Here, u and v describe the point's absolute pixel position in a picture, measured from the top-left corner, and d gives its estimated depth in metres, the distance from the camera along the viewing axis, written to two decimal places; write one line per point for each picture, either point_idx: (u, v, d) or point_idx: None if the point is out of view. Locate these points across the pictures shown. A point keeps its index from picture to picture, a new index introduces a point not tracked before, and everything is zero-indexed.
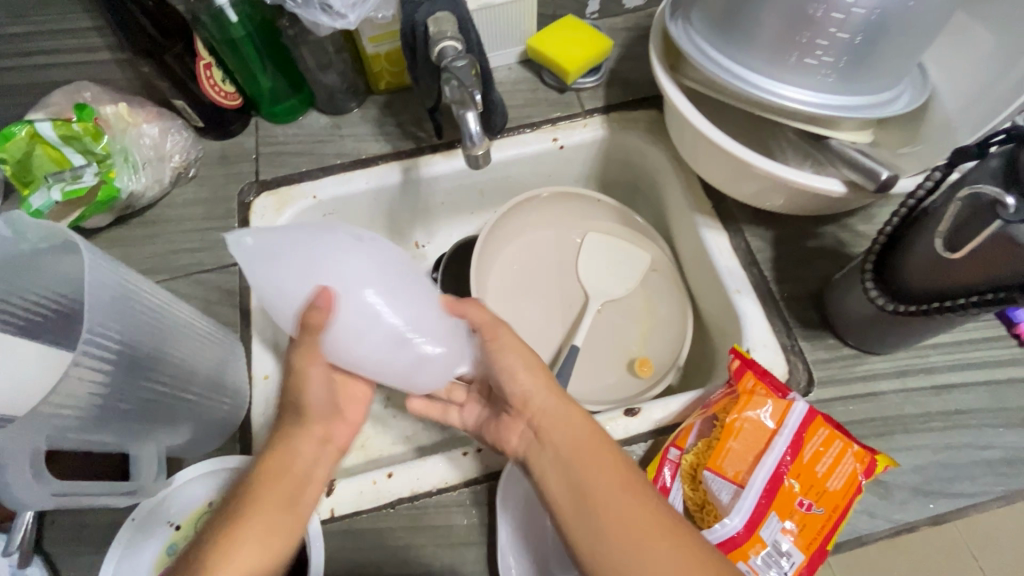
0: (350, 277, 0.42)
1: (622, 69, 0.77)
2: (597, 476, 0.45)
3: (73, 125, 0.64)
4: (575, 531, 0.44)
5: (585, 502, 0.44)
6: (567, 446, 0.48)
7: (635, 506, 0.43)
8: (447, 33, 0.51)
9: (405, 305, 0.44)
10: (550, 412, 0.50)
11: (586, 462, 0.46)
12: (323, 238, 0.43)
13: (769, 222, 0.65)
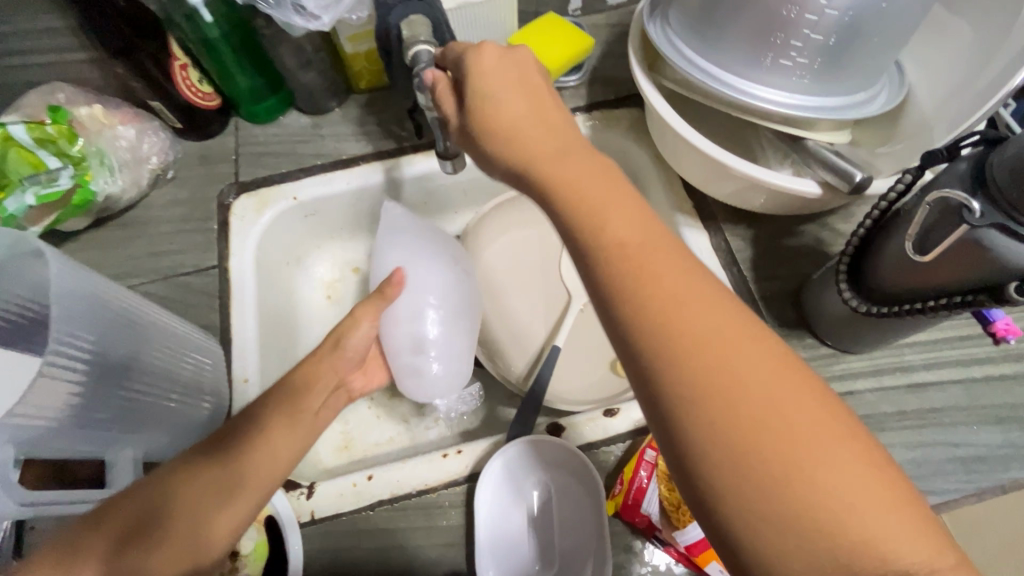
0: (422, 285, 0.64)
1: (604, 67, 0.76)
2: (717, 346, 0.30)
3: (47, 127, 0.63)
4: (678, 412, 0.29)
5: (701, 374, 0.29)
6: (665, 298, 0.31)
7: (772, 390, 0.29)
8: (420, 37, 0.51)
9: (451, 328, 0.64)
10: (635, 244, 0.33)
11: (706, 320, 0.30)
12: (426, 250, 0.67)
13: (749, 221, 0.66)
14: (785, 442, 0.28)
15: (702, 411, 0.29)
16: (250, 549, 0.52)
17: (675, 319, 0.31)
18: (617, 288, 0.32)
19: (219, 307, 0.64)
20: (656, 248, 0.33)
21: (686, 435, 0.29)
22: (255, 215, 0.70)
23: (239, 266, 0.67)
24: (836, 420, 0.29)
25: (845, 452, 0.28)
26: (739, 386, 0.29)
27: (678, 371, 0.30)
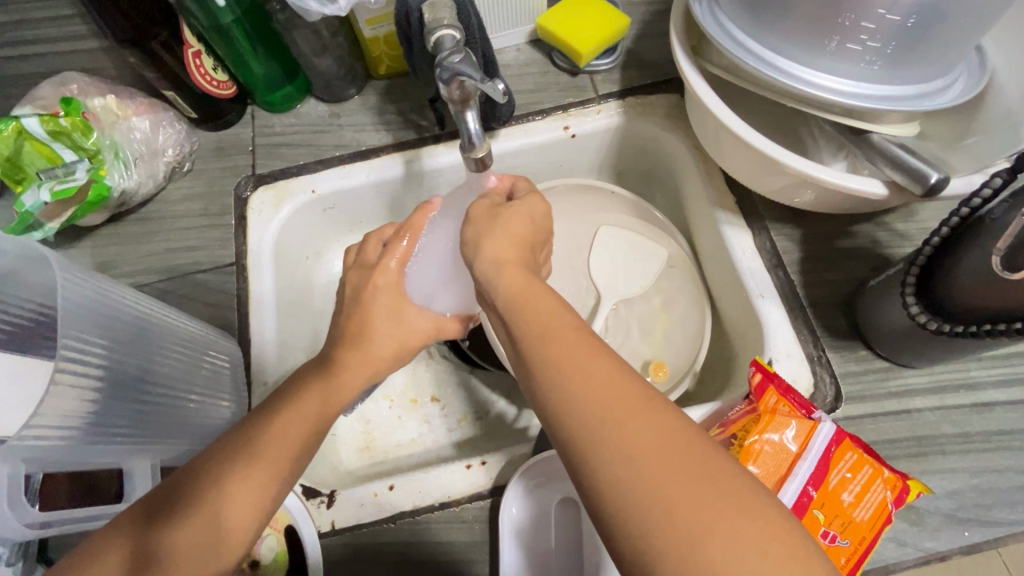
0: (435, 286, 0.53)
1: (640, 49, 0.71)
2: (632, 425, 0.31)
3: (60, 120, 0.61)
4: (599, 484, 0.31)
5: (616, 451, 0.31)
6: (594, 390, 0.33)
7: (684, 472, 0.29)
8: (444, 21, 0.46)
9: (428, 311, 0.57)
10: (564, 336, 0.36)
11: (613, 389, 0.33)
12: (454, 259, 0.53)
13: (797, 219, 0.61)
14: (697, 515, 0.28)
15: (619, 483, 0.30)
16: (270, 558, 0.51)
17: (594, 400, 0.32)
18: (546, 376, 0.35)
19: (236, 306, 0.62)
20: (585, 339, 0.36)
21: (608, 506, 0.30)
22: (272, 210, 0.67)
23: (257, 264, 0.64)
24: (749, 494, 0.29)
25: (757, 525, 0.28)
26: (650, 464, 0.30)
27: (607, 456, 0.31)
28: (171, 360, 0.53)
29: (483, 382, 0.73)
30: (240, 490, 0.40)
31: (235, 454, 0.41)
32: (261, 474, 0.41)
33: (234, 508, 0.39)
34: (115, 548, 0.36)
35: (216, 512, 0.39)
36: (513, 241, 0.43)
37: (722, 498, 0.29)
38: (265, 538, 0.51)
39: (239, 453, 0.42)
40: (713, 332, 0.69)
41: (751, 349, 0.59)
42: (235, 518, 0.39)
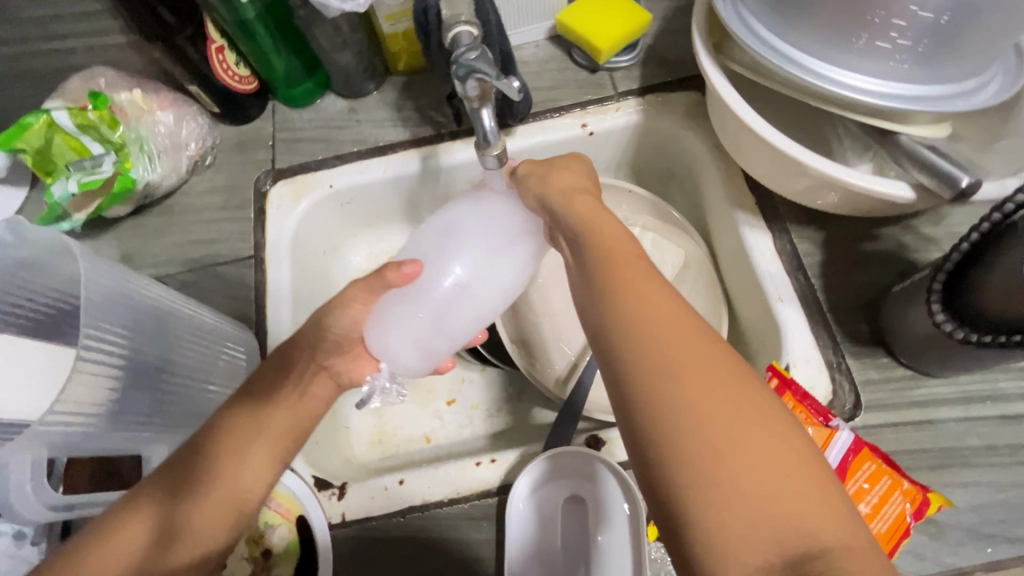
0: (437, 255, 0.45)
1: (661, 45, 0.70)
2: (686, 347, 0.32)
3: (88, 114, 0.62)
4: (640, 394, 0.31)
5: (663, 366, 0.31)
6: (647, 307, 0.34)
7: (724, 393, 0.30)
8: (462, 17, 0.46)
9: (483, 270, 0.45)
10: (630, 266, 0.37)
11: (664, 308, 0.34)
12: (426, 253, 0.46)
13: (820, 222, 0.59)
14: (738, 433, 0.29)
15: (661, 395, 0.30)
16: (282, 547, 0.52)
17: (650, 318, 0.33)
18: (605, 294, 0.36)
19: (254, 298, 0.63)
20: (646, 270, 0.37)
21: (644, 415, 0.31)
22: (291, 204, 0.68)
23: (275, 257, 0.65)
24: (788, 432, 0.30)
25: (792, 458, 0.29)
26: (697, 384, 0.30)
27: (649, 365, 0.32)
28: (189, 343, 0.54)
29: (495, 379, 0.73)
30: (252, 467, 0.42)
31: (240, 424, 0.43)
32: (276, 450, 0.43)
33: (248, 486, 0.42)
34: (140, 519, 0.38)
35: (234, 499, 0.41)
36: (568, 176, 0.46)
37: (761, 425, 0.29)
38: (277, 526, 0.52)
39: (247, 426, 0.43)
40: (730, 335, 0.68)
41: (769, 354, 0.57)
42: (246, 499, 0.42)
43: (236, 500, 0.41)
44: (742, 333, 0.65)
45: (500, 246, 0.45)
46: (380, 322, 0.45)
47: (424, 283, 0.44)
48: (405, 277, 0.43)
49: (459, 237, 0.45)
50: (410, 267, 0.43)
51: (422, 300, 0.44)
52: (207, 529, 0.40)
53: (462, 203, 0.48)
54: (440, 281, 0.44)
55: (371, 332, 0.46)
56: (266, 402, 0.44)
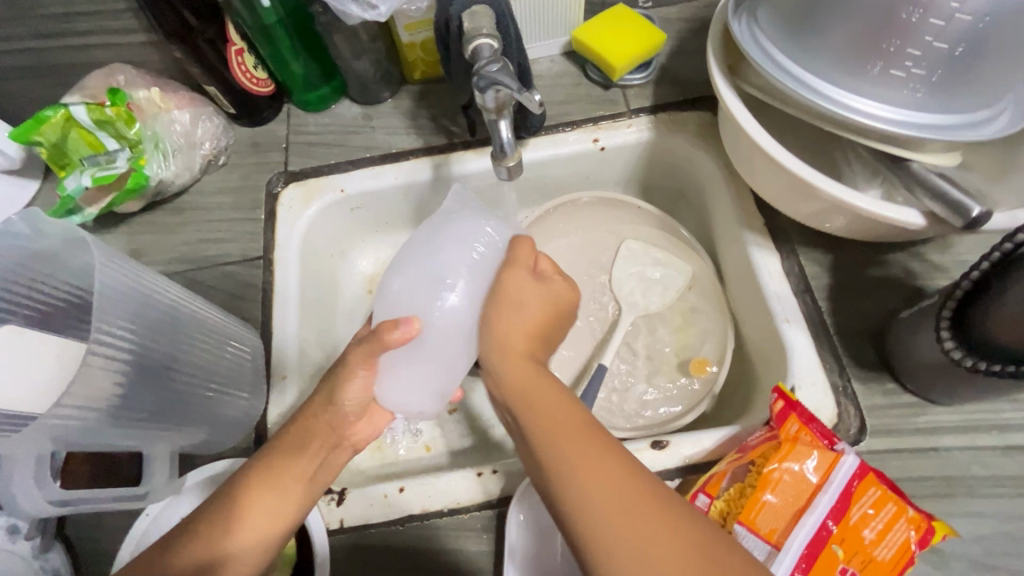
0: (425, 303, 0.45)
1: (674, 65, 0.71)
2: (598, 476, 0.37)
3: (106, 109, 0.63)
4: (604, 562, 0.35)
5: (608, 534, 0.35)
6: (583, 469, 0.38)
7: (665, 548, 0.34)
8: (483, 30, 0.46)
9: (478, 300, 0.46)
10: (557, 409, 0.42)
11: (593, 472, 0.37)
12: (414, 298, 0.45)
13: (828, 245, 0.60)
14: None
15: (615, 558, 0.34)
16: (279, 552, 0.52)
17: (595, 483, 0.37)
18: (555, 461, 0.39)
19: (261, 300, 0.63)
20: (584, 431, 0.40)
21: None
22: (302, 206, 0.69)
23: (284, 259, 0.65)
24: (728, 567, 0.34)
25: None
26: (615, 517, 0.35)
27: (597, 533, 0.35)
28: (197, 344, 0.54)
29: None
30: (258, 510, 0.43)
31: (258, 479, 0.45)
32: (275, 499, 0.44)
33: (250, 524, 0.43)
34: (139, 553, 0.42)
35: (227, 536, 0.42)
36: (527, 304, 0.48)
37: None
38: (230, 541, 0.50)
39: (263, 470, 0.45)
40: (735, 355, 0.68)
41: (774, 374, 0.57)
42: (246, 532, 0.43)
43: (231, 543, 0.42)
44: (747, 353, 0.65)
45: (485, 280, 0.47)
46: (387, 380, 0.47)
47: (423, 335, 0.44)
48: (403, 338, 0.43)
49: (445, 277, 0.45)
50: (407, 327, 0.43)
51: (428, 348, 0.45)
52: (205, 553, 0.41)
53: (439, 240, 0.46)
54: (438, 327, 0.45)
55: (382, 391, 0.48)
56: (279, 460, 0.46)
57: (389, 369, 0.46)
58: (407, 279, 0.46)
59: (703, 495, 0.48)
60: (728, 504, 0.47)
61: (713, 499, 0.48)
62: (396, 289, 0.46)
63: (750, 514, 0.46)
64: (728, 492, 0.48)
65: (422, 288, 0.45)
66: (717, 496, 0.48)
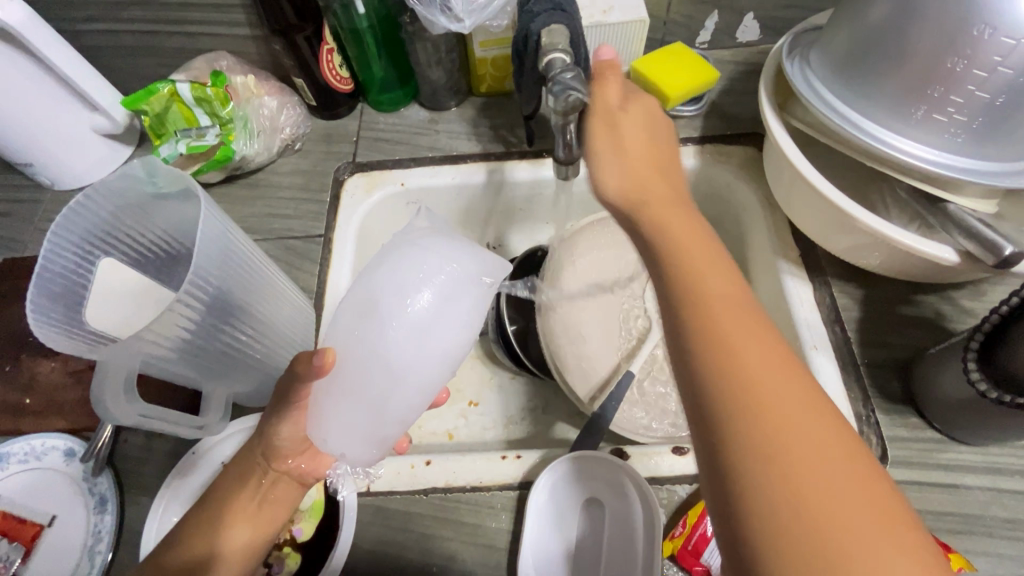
0: (358, 331, 0.40)
1: (724, 102, 0.76)
2: (779, 388, 0.33)
3: (206, 89, 0.71)
4: (721, 413, 0.33)
5: (741, 386, 0.34)
6: (722, 325, 0.36)
7: (787, 414, 0.32)
8: (557, 45, 0.52)
9: (422, 334, 0.40)
10: (730, 302, 0.37)
11: (734, 328, 0.36)
12: (352, 321, 0.41)
13: (861, 280, 0.62)
14: (793, 464, 0.31)
15: (738, 410, 0.33)
16: (308, 506, 0.54)
17: (738, 343, 0.35)
18: (699, 316, 0.37)
19: (318, 273, 0.68)
20: (737, 296, 0.38)
21: (720, 432, 0.33)
22: (364, 194, 0.74)
23: (342, 240, 0.70)
24: (850, 455, 0.32)
25: (856, 487, 0.30)
26: (756, 372, 0.34)
27: (723, 389, 0.34)
28: (270, 301, 0.57)
29: (524, 389, 0.75)
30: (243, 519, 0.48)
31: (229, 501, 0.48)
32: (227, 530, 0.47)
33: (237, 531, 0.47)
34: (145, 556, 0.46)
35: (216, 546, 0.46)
36: (633, 140, 0.48)
37: (825, 442, 0.32)
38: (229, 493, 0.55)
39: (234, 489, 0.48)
40: None
41: None
42: (234, 538, 0.47)
43: (220, 551, 0.46)
44: None
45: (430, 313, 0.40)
46: (315, 417, 0.43)
47: (342, 371, 0.41)
48: (318, 370, 0.41)
49: (375, 305, 0.40)
50: (321, 359, 0.41)
51: (348, 388, 0.40)
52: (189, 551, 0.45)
53: (391, 258, 0.41)
54: (353, 362, 0.40)
55: (312, 429, 0.43)
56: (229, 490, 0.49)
57: (316, 406, 0.42)
58: (359, 291, 0.42)
59: None
60: None
61: None
62: (348, 303, 0.42)
63: None
64: None
65: (363, 307, 0.40)
66: None
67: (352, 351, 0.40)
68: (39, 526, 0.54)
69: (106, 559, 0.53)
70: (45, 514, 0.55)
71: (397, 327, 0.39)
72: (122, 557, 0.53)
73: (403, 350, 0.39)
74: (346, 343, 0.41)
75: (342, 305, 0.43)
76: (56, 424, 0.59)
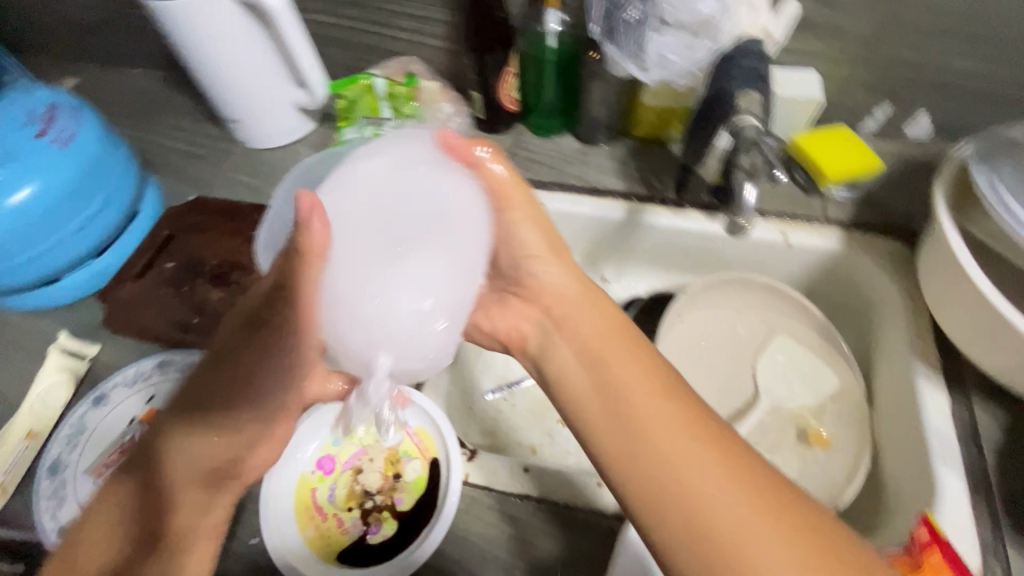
0: (358, 197, 0.44)
1: (880, 192, 0.75)
2: (664, 453, 0.47)
3: (398, 87, 0.80)
4: (644, 513, 0.46)
5: (647, 462, 0.47)
6: (628, 426, 0.49)
7: (681, 472, 0.46)
8: (751, 112, 0.56)
9: (347, 182, 0.46)
10: (629, 407, 0.50)
11: (630, 433, 0.49)
12: (359, 196, 0.45)
13: (1005, 404, 0.59)
14: (696, 519, 0.44)
15: (646, 471, 0.47)
16: (410, 479, 0.58)
17: (642, 448, 0.48)
18: (615, 464, 0.49)
19: None
20: (642, 407, 0.49)
21: (646, 512, 0.46)
22: None
23: None
24: (743, 484, 0.44)
25: (750, 516, 0.43)
26: (652, 451, 0.47)
27: (635, 459, 0.48)
28: None
29: None
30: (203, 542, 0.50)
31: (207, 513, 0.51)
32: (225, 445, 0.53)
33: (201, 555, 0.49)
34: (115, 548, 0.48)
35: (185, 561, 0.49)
36: (522, 207, 0.56)
37: (716, 482, 0.44)
38: (355, 447, 0.60)
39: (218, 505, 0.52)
40: (866, 479, 0.67)
41: (913, 508, 0.57)
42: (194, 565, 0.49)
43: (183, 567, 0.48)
44: (880, 481, 0.64)
45: (391, 197, 0.45)
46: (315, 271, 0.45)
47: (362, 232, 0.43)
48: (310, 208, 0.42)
49: (380, 153, 0.47)
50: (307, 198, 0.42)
51: (374, 258, 0.43)
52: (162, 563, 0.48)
53: (356, 157, 0.48)
54: (350, 214, 0.44)
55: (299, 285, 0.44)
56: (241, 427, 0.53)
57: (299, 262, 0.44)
58: (363, 175, 0.46)
59: None
60: None
61: None
62: (358, 183, 0.45)
63: None
64: None
65: (375, 188, 0.45)
66: None
67: (336, 198, 0.45)
68: None
69: None
70: None
71: (368, 178, 0.45)
72: None
73: (326, 226, 0.42)
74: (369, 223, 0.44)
75: (368, 185, 0.45)
76: None
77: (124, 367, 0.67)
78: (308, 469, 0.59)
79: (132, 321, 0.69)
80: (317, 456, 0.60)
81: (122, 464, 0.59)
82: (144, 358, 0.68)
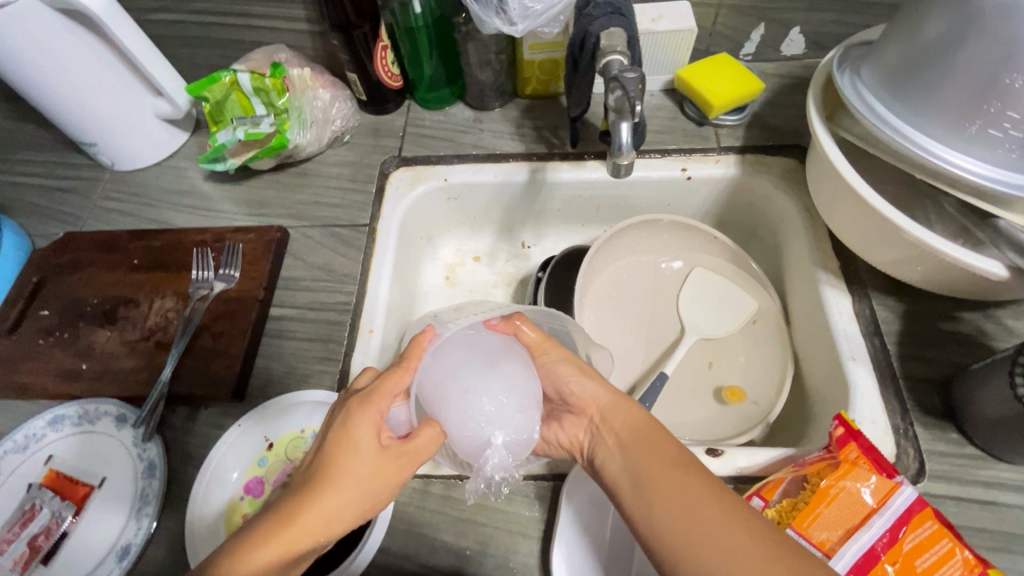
0: (447, 347, 0.49)
1: (766, 112, 0.76)
2: (727, 542, 0.40)
3: (265, 79, 0.73)
4: None
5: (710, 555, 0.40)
6: (684, 515, 0.42)
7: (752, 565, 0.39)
8: (617, 48, 0.54)
9: (445, 347, 0.49)
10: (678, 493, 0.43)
11: (681, 518, 0.42)
12: (454, 347, 0.49)
13: (902, 294, 0.62)
14: None
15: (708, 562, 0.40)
16: None
17: (699, 537, 0.41)
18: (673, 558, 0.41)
19: (362, 259, 0.70)
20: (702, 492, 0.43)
21: None
22: (408, 187, 0.76)
23: (385, 229, 0.72)
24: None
25: None
26: (708, 539, 0.40)
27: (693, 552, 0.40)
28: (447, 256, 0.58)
29: None
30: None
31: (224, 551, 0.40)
32: (325, 496, 0.42)
33: None
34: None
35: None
36: (560, 357, 0.53)
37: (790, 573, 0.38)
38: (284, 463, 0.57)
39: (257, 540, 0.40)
40: (794, 390, 0.69)
41: (833, 409, 0.59)
42: None
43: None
44: (805, 390, 0.67)
45: (489, 343, 0.50)
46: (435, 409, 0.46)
47: (458, 374, 0.47)
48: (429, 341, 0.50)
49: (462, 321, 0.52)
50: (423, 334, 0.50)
51: (469, 391, 0.46)
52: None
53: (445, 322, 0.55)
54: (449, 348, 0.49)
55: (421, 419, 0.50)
56: (337, 456, 0.43)
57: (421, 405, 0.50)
58: (456, 343, 0.49)
59: (757, 499, 0.50)
60: (780, 514, 0.49)
61: (766, 504, 0.50)
62: (451, 350, 0.48)
63: (803, 522, 0.47)
64: (781, 503, 0.49)
65: (461, 344, 0.49)
66: (770, 502, 0.50)
67: (433, 370, 0.48)
68: (89, 488, 0.56)
69: (151, 526, 0.54)
70: (95, 476, 0.57)
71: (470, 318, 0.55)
72: (167, 523, 0.54)
73: (439, 372, 0.48)
74: (464, 365, 0.47)
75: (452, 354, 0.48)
76: (110, 390, 0.61)
77: (11, 431, 0.61)
78: (236, 495, 0.56)
79: (12, 380, 0.62)
80: (244, 478, 0.57)
81: (24, 535, 0.54)
82: (32, 418, 0.61)
